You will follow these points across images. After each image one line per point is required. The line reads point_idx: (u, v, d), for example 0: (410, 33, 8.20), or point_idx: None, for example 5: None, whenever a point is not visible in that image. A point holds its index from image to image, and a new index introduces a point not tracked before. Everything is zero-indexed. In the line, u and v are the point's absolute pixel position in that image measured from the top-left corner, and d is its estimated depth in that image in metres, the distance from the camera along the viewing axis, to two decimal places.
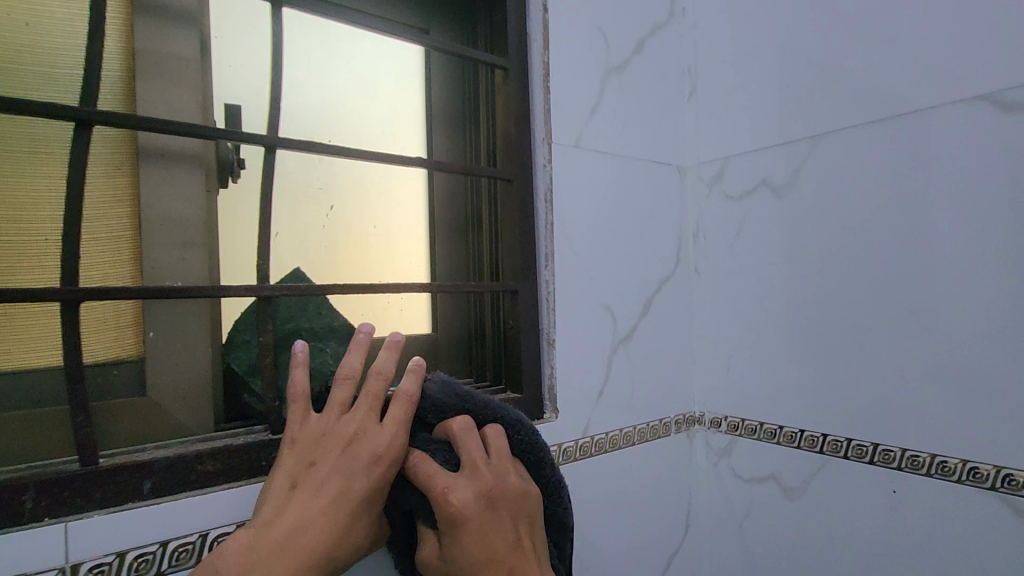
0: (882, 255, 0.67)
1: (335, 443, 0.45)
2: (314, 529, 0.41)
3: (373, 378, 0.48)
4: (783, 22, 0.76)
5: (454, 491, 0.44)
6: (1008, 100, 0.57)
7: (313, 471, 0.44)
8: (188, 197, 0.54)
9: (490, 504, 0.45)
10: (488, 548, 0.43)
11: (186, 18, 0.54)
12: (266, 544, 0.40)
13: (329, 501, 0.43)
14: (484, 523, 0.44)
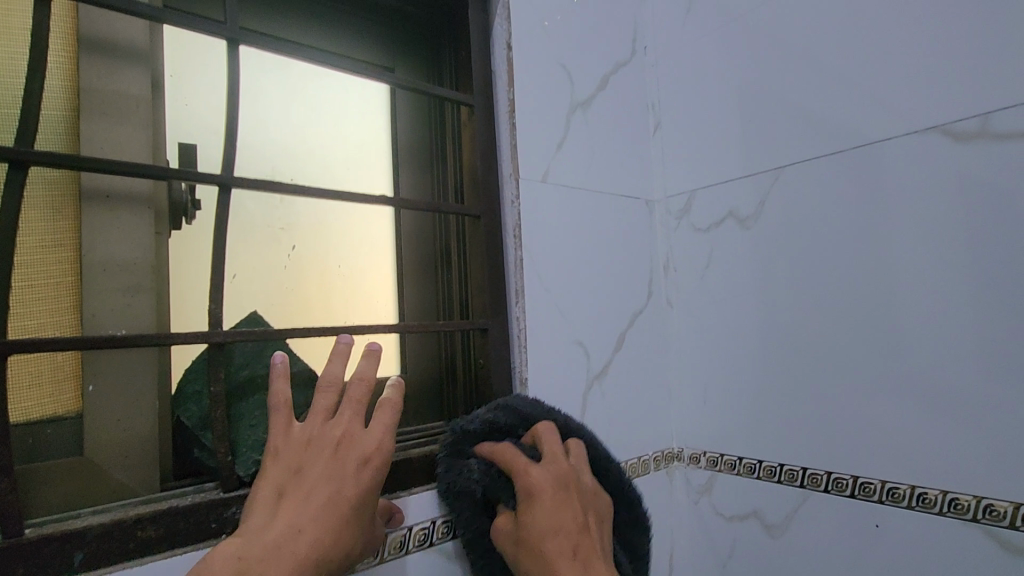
0: (851, 284, 0.67)
1: (321, 451, 0.45)
2: (303, 537, 0.42)
3: (356, 384, 0.49)
4: (742, 59, 0.78)
5: (530, 470, 0.54)
6: (959, 130, 0.59)
7: (301, 480, 0.44)
8: (134, 240, 0.52)
9: (562, 489, 0.53)
10: (556, 521, 0.50)
11: (137, 57, 0.53)
12: (256, 552, 0.40)
13: (317, 510, 0.43)
14: (557, 498, 0.52)
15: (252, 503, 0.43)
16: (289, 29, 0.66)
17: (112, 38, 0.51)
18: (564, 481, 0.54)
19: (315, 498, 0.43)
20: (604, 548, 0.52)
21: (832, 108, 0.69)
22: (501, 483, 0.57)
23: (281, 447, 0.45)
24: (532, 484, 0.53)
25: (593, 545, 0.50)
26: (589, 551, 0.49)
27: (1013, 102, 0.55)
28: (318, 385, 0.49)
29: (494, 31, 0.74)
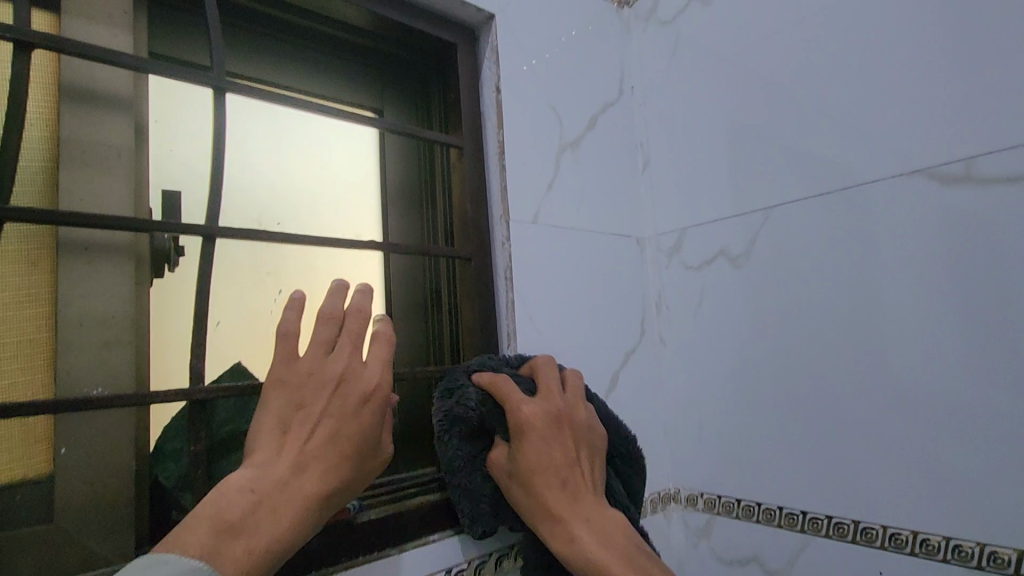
0: (843, 323, 0.67)
1: (323, 390, 0.48)
2: (307, 471, 0.45)
3: (354, 317, 0.51)
4: (726, 100, 0.79)
5: (522, 404, 0.53)
6: (944, 173, 0.60)
7: (303, 413, 0.47)
8: (113, 294, 0.50)
9: (553, 424, 0.53)
10: (546, 458, 0.52)
11: (121, 104, 0.52)
12: (264, 483, 0.43)
13: (320, 444, 0.46)
14: (548, 433, 0.53)
15: (259, 438, 0.45)
16: (278, 74, 0.65)
17: (96, 87, 0.51)
18: (556, 414, 0.54)
19: (319, 435, 0.46)
20: (595, 476, 0.54)
21: (818, 149, 0.70)
22: (493, 416, 0.56)
23: (285, 385, 0.48)
24: (523, 420, 0.53)
25: (583, 480, 0.52)
26: (578, 486, 0.52)
27: (995, 147, 0.56)
28: (318, 317, 0.51)
29: (482, 74, 0.74)
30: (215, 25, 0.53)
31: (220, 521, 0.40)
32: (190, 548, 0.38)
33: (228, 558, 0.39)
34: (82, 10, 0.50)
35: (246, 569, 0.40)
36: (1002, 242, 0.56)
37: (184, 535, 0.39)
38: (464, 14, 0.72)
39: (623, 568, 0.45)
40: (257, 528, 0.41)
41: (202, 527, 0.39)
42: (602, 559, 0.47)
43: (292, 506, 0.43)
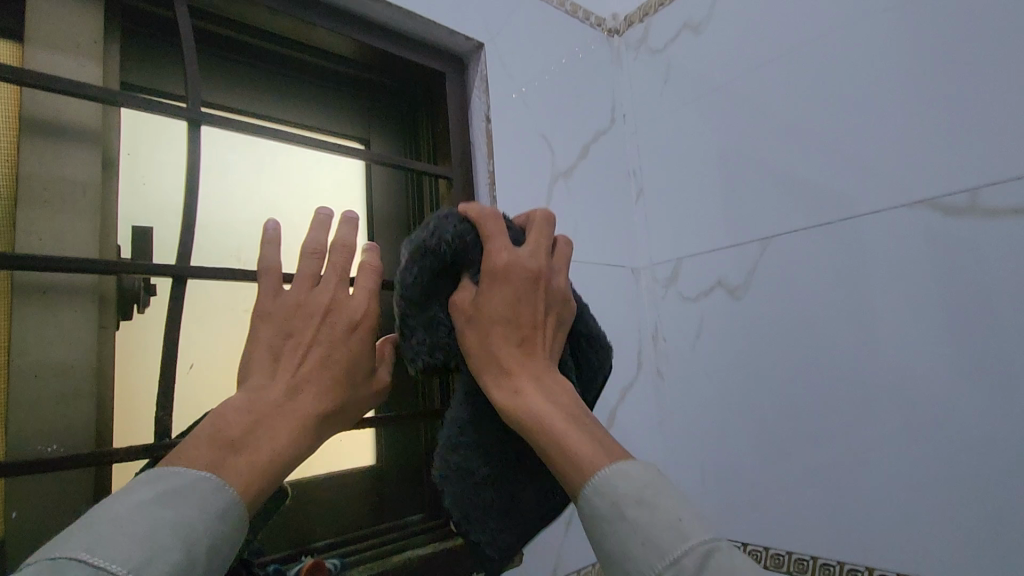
0: (849, 358, 0.65)
1: (314, 317, 0.44)
2: (304, 392, 0.41)
3: (338, 250, 0.47)
4: (720, 127, 0.78)
5: (502, 251, 0.45)
6: (948, 204, 0.58)
7: (294, 343, 0.43)
8: (73, 341, 0.46)
9: (530, 279, 0.45)
10: (509, 312, 0.44)
11: (88, 137, 0.49)
12: (262, 404, 0.40)
13: (315, 368, 0.42)
14: (522, 290, 0.44)
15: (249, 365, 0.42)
16: (258, 104, 0.63)
17: (61, 120, 0.48)
18: (534, 272, 0.45)
19: (313, 359, 0.43)
20: (555, 345, 0.47)
21: (816, 179, 0.68)
22: (467, 251, 0.46)
23: (270, 315, 0.44)
24: (494, 267, 0.44)
25: (543, 342, 0.45)
26: (536, 347, 0.45)
27: (1000, 178, 0.55)
28: (301, 254, 0.47)
29: (471, 103, 0.72)
30: (190, 55, 0.51)
31: (218, 441, 0.37)
32: (194, 467, 0.35)
33: (234, 475, 0.36)
34: (48, 40, 0.47)
35: (256, 485, 0.37)
36: (1012, 274, 0.54)
37: (185, 458, 0.36)
38: (452, 42, 0.70)
39: (569, 430, 0.39)
40: (260, 446, 0.38)
41: (201, 450, 0.36)
42: (544, 418, 0.40)
43: (294, 426, 0.40)
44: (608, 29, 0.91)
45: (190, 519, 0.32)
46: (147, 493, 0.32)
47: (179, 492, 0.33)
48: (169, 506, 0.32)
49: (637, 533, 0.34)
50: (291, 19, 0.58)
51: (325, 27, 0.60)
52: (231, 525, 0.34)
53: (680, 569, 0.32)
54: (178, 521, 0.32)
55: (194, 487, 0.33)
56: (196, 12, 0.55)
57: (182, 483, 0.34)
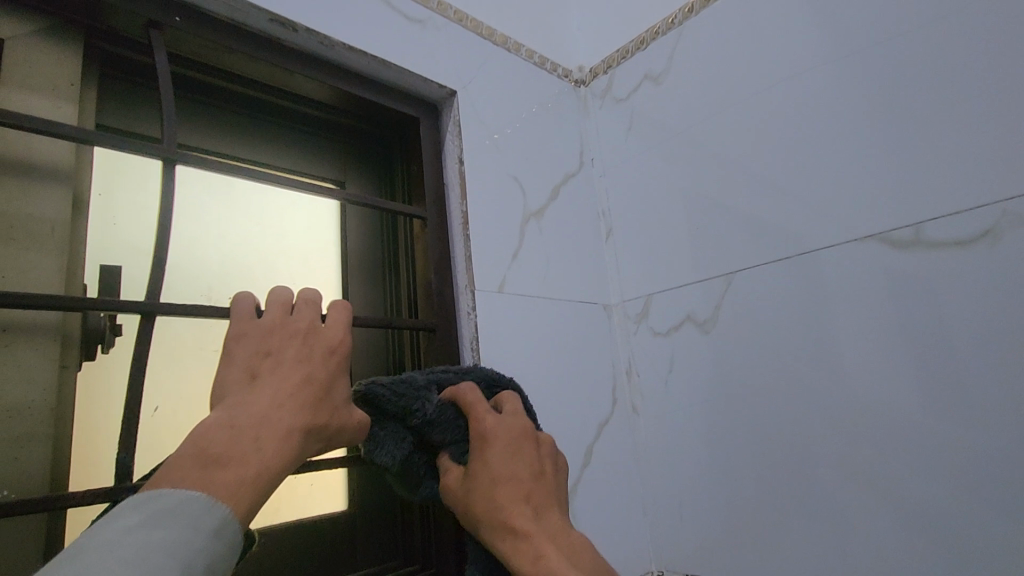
0: (817, 389, 0.67)
1: (292, 339, 0.46)
2: (288, 407, 0.42)
3: (308, 291, 0.51)
4: (683, 170, 0.82)
5: (486, 415, 0.49)
6: (894, 238, 0.62)
7: (272, 363, 0.44)
8: (30, 380, 0.45)
9: (516, 433, 0.49)
10: (508, 470, 0.47)
11: (59, 176, 0.49)
12: (244, 419, 0.40)
13: (295, 386, 0.43)
14: (513, 446, 0.48)
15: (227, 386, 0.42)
16: (235, 146, 0.64)
17: (32, 158, 0.47)
18: (519, 428, 0.50)
19: (294, 375, 0.44)
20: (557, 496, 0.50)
21: (775, 216, 0.71)
22: (451, 421, 0.51)
23: (246, 337, 0.45)
24: (483, 433, 0.48)
25: (545, 495, 0.48)
26: (541, 501, 0.47)
27: (940, 214, 0.59)
28: (270, 291, 0.49)
29: (445, 147, 0.75)
30: (167, 95, 0.52)
31: (203, 457, 0.37)
32: (180, 486, 0.35)
33: (220, 490, 0.36)
34: (22, 82, 0.48)
35: (243, 500, 0.36)
36: (956, 302, 0.58)
37: (169, 477, 0.35)
38: (426, 90, 0.73)
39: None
40: (247, 459, 0.38)
41: (186, 467, 0.36)
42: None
43: (278, 439, 0.40)
44: (574, 79, 0.95)
45: (185, 536, 0.32)
46: (135, 516, 0.32)
47: (172, 512, 0.33)
48: (161, 527, 0.32)
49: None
50: (271, 66, 0.60)
51: (302, 74, 0.63)
52: (224, 541, 0.34)
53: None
54: (174, 537, 0.31)
55: (184, 506, 0.33)
56: (176, 59, 0.57)
57: (168, 507, 0.33)
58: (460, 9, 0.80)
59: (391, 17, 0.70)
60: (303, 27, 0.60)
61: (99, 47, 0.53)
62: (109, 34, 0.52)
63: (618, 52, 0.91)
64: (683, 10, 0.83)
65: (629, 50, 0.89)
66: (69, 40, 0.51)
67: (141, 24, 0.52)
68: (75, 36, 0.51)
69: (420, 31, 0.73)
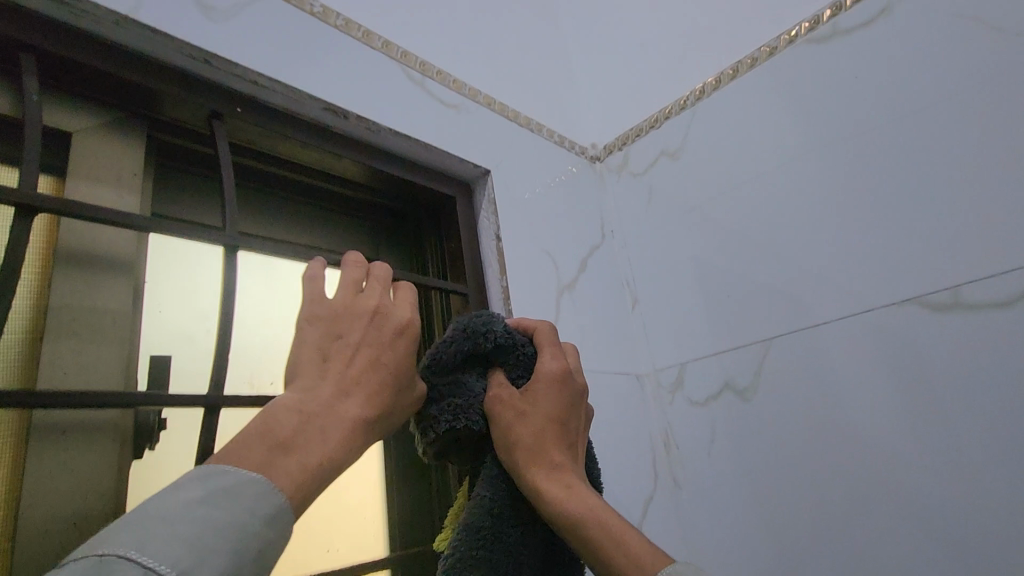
0: (868, 454, 0.66)
1: (364, 316, 0.43)
2: (354, 395, 0.40)
3: (380, 265, 0.48)
4: (707, 240, 0.84)
5: (555, 360, 0.51)
6: (933, 301, 0.64)
7: (342, 343, 0.42)
8: (84, 478, 0.44)
9: (576, 387, 0.50)
10: (557, 413, 0.48)
11: (121, 268, 0.49)
12: (312, 406, 0.38)
13: (362, 371, 0.41)
14: (570, 397, 0.50)
15: (296, 367, 0.40)
16: (278, 229, 0.64)
17: (94, 250, 0.48)
18: (577, 384, 0.51)
19: (363, 360, 0.41)
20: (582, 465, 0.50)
21: (806, 283, 0.73)
22: (513, 354, 0.51)
23: (315, 316, 0.43)
24: (547, 371, 0.49)
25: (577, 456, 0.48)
26: (574, 458, 0.48)
27: (977, 277, 0.61)
28: (346, 260, 0.48)
29: (480, 224, 0.76)
30: (230, 186, 0.52)
31: (270, 441, 0.36)
32: (245, 466, 0.34)
33: (283, 478, 0.35)
34: (90, 175, 0.49)
35: (303, 490, 0.35)
36: (1006, 361, 0.59)
37: (232, 456, 0.34)
38: (461, 169, 0.76)
39: (620, 524, 0.41)
40: (311, 449, 0.36)
41: (251, 448, 0.35)
42: (593, 511, 0.42)
43: (343, 429, 0.38)
44: (590, 155, 1.00)
45: (238, 523, 0.31)
46: (197, 491, 0.32)
47: (230, 494, 0.32)
48: (218, 508, 0.31)
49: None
50: (322, 151, 0.62)
51: (350, 158, 0.64)
52: (277, 530, 0.33)
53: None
54: (228, 524, 0.31)
55: (244, 489, 0.33)
56: (235, 147, 0.58)
57: (231, 483, 0.33)
58: (486, 94, 0.84)
59: (429, 102, 0.73)
60: (354, 114, 0.63)
61: (160, 139, 0.54)
62: (169, 126, 0.54)
63: (632, 131, 0.96)
64: (694, 91, 0.89)
65: (642, 129, 0.94)
66: (133, 133, 0.52)
67: (204, 116, 0.53)
68: (137, 129, 0.52)
69: (454, 115, 0.76)
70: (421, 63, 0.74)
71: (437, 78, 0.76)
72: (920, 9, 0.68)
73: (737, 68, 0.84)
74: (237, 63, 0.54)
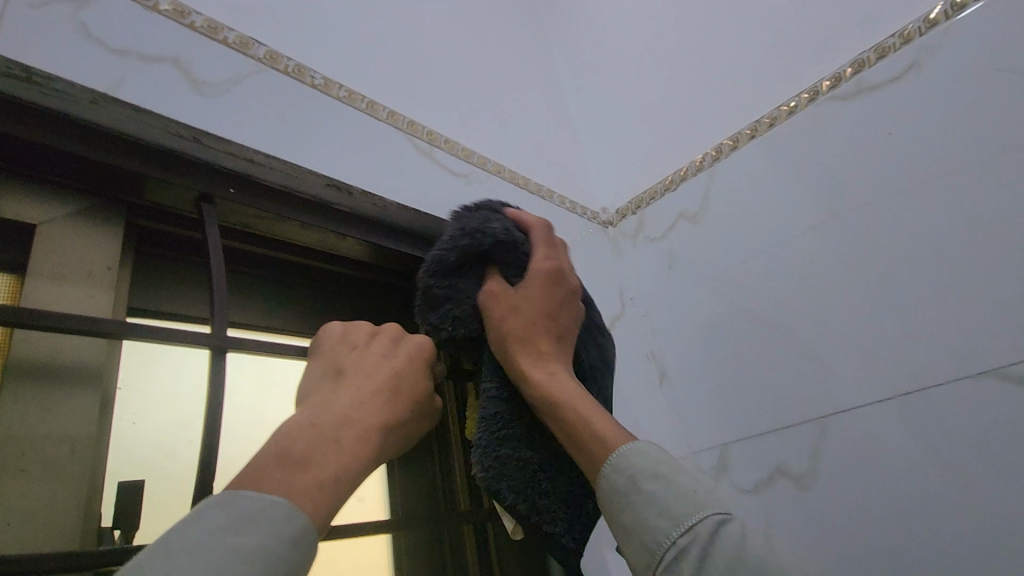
0: (965, 553, 0.56)
1: (378, 337, 0.44)
2: (370, 403, 0.38)
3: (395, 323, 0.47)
4: (738, 307, 0.78)
5: (548, 261, 0.48)
6: (1016, 374, 0.56)
7: (357, 358, 0.41)
8: None
9: (570, 286, 0.48)
10: (550, 309, 0.46)
11: (86, 379, 0.42)
12: (327, 417, 0.36)
13: (379, 382, 0.40)
14: (566, 295, 0.47)
15: (313, 383, 0.40)
16: (277, 317, 0.57)
17: (55, 361, 0.41)
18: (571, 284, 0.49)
19: (377, 373, 0.40)
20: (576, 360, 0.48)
21: (858, 352, 0.66)
22: (512, 251, 0.49)
23: (327, 339, 0.43)
24: (538, 269, 0.47)
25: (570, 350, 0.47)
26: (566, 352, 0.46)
27: None
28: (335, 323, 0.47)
29: None
30: (219, 277, 0.46)
31: (284, 457, 0.33)
32: (259, 488, 0.31)
33: (299, 495, 0.31)
34: (55, 271, 0.42)
35: (322, 505, 0.32)
36: None
37: (247, 481, 0.31)
38: None
39: (595, 412, 0.40)
40: (328, 460, 0.33)
41: (267, 469, 0.32)
42: (577, 398, 0.40)
43: (358, 438, 0.35)
44: (602, 221, 0.96)
45: (265, 548, 0.28)
46: (222, 519, 0.28)
47: (255, 516, 0.29)
48: (242, 534, 0.28)
49: (653, 507, 0.35)
50: (327, 232, 0.55)
51: (354, 237, 0.57)
52: (304, 552, 0.30)
53: (695, 537, 0.33)
54: (256, 552, 0.28)
55: (268, 512, 0.29)
56: (227, 231, 0.52)
57: (254, 509, 0.29)
58: (495, 161, 0.80)
59: (437, 173, 0.68)
60: (358, 189, 0.57)
61: (139, 225, 0.48)
62: (154, 211, 0.48)
63: (646, 194, 0.92)
64: (711, 152, 0.86)
65: (657, 191, 0.91)
66: (107, 220, 0.45)
67: (191, 199, 0.47)
68: (115, 217, 0.46)
69: (463, 185, 0.71)
70: (428, 132, 0.70)
71: (445, 147, 0.72)
72: (951, 62, 0.65)
73: (756, 128, 0.81)
74: (230, 140, 0.49)
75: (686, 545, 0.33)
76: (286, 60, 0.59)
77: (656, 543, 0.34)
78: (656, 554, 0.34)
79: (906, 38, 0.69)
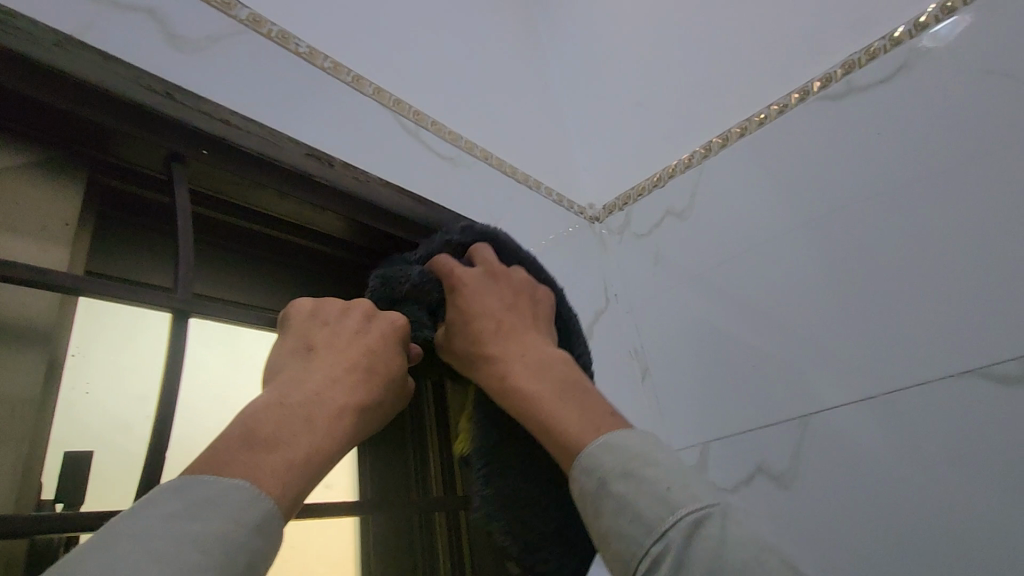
0: (949, 554, 0.54)
1: (351, 314, 0.41)
2: (344, 383, 0.36)
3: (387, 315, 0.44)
4: (722, 303, 0.77)
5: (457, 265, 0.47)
6: (1001, 373, 0.55)
7: (330, 336, 0.39)
8: None
9: (486, 271, 0.47)
10: (488, 309, 0.45)
11: (32, 339, 0.39)
12: (297, 395, 0.34)
13: (353, 361, 0.38)
14: (484, 283, 0.46)
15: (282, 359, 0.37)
16: (245, 291, 0.55)
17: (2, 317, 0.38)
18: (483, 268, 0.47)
19: (350, 351, 0.38)
20: (542, 324, 0.47)
21: (841, 351, 0.65)
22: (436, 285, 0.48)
23: (297, 319, 0.41)
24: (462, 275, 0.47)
25: (523, 324, 0.45)
26: (519, 330, 0.44)
27: None
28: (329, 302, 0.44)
29: None
30: (186, 240, 0.43)
31: (251, 436, 0.30)
32: (222, 468, 0.28)
33: (266, 473, 0.29)
34: (10, 223, 0.39)
35: (291, 485, 0.30)
36: None
37: (207, 461, 0.28)
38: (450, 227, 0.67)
39: (555, 401, 0.38)
40: (298, 438, 0.31)
41: (231, 449, 0.29)
42: (542, 399, 0.39)
43: (329, 417, 0.33)
44: (589, 216, 0.95)
45: (223, 534, 0.26)
46: (177, 504, 0.26)
47: (213, 500, 0.27)
48: (200, 520, 0.26)
49: (622, 511, 0.32)
50: (303, 203, 0.53)
51: (334, 211, 0.55)
52: (269, 539, 0.28)
53: (668, 543, 0.30)
54: (212, 540, 0.25)
55: (227, 496, 0.27)
56: (199, 198, 0.49)
57: (213, 493, 0.27)
58: (483, 148, 0.79)
59: (422, 154, 0.67)
60: (338, 160, 0.55)
61: (105, 185, 0.45)
62: (121, 171, 0.45)
63: (633, 191, 0.92)
64: (699, 150, 0.85)
65: (645, 187, 0.90)
66: (68, 176, 0.43)
67: (162, 158, 0.45)
68: (78, 173, 0.43)
69: (448, 167, 0.70)
70: (416, 112, 0.69)
71: (432, 128, 0.71)
72: (940, 65, 0.66)
73: (747, 126, 0.81)
74: (208, 100, 0.47)
75: (658, 554, 0.30)
76: (271, 25, 0.57)
77: (629, 551, 0.31)
78: (628, 563, 0.31)
79: (896, 41, 0.69)
